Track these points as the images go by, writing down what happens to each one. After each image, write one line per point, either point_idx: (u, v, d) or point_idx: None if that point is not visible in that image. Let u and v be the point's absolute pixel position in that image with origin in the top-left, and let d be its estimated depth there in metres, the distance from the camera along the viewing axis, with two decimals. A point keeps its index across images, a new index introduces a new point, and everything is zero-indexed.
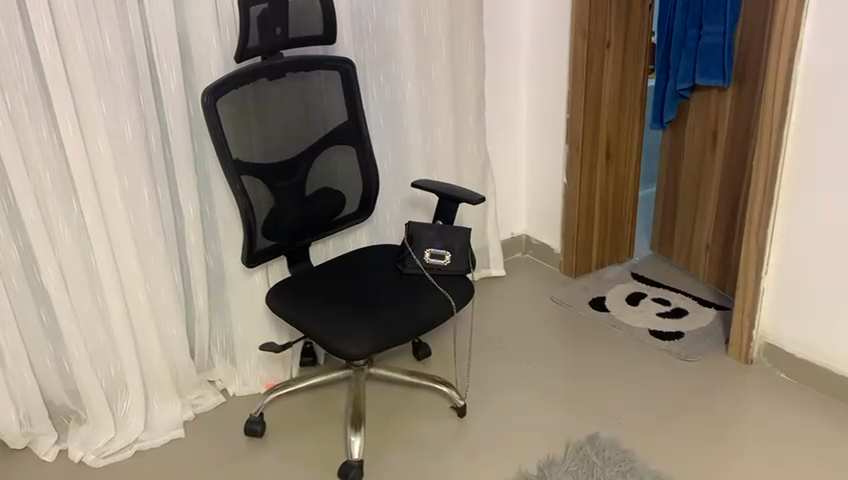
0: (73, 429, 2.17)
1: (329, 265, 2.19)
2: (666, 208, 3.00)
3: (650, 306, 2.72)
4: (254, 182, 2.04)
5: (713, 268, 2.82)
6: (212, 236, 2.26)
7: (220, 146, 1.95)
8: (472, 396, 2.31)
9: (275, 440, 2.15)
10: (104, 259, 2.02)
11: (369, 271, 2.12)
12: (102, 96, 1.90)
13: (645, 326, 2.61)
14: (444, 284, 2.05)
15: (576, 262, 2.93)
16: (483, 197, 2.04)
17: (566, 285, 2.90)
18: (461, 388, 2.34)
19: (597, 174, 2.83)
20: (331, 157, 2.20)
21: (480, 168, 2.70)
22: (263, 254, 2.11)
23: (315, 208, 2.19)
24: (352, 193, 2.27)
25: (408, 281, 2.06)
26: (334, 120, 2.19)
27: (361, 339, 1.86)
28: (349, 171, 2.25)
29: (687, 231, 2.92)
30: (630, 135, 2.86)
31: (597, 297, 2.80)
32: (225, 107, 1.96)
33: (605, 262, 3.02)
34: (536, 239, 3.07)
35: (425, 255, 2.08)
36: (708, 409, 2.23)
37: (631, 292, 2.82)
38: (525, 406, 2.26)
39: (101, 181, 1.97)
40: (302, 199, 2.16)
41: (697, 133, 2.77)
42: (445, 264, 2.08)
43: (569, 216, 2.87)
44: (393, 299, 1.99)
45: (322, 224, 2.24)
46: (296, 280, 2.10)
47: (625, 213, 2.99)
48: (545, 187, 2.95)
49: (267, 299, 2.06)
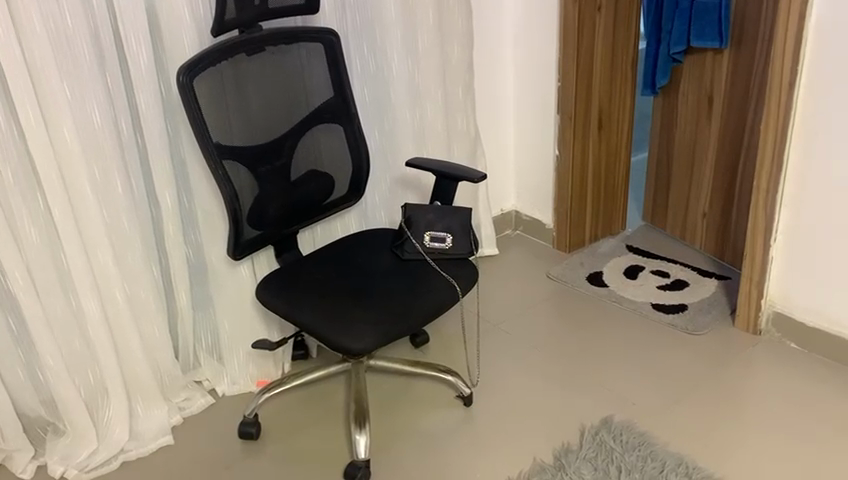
0: (50, 442, 2.00)
1: (321, 254, 2.04)
2: (659, 177, 2.91)
3: (649, 279, 2.64)
4: (237, 167, 1.88)
5: (710, 237, 2.75)
6: (192, 227, 2.10)
7: (200, 129, 1.79)
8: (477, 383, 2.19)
9: (272, 442, 2.02)
10: (75, 257, 1.85)
11: (364, 259, 1.99)
12: (64, 78, 1.72)
13: (647, 300, 2.52)
14: (448, 269, 1.93)
15: (570, 237, 2.83)
16: (485, 175, 1.91)
17: (560, 261, 2.80)
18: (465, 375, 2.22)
19: (589, 144, 2.72)
20: (318, 136, 2.05)
21: (470, 143, 2.57)
22: (249, 245, 1.96)
23: (303, 193, 2.05)
24: (341, 175, 2.13)
25: (408, 267, 1.94)
26: (319, 97, 2.03)
27: (365, 332, 1.72)
28: (337, 152, 2.10)
29: (682, 200, 2.84)
30: (621, 103, 2.75)
31: (594, 273, 2.70)
32: (201, 87, 1.79)
33: (598, 235, 2.93)
34: (527, 215, 2.96)
35: (425, 239, 1.95)
36: (721, 384, 2.15)
37: (629, 265, 2.73)
38: (533, 390, 2.15)
39: (69, 173, 1.79)
40: (288, 184, 2.01)
41: (691, 98, 2.67)
42: (447, 247, 1.95)
43: (562, 189, 2.76)
44: (394, 287, 1.87)
45: (310, 209, 2.10)
46: (286, 272, 1.96)
47: (616, 185, 2.89)
48: (536, 161, 2.83)
49: (256, 293, 1.91)
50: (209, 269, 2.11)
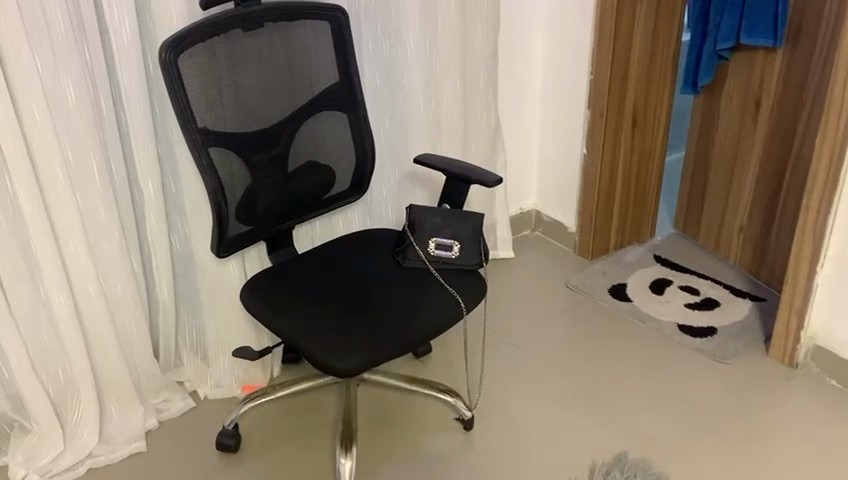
0: (15, 441, 1.85)
1: (316, 255, 1.86)
2: (694, 183, 2.68)
3: (677, 295, 2.42)
4: (226, 156, 1.70)
5: (746, 252, 2.52)
6: (177, 216, 1.93)
7: (183, 113, 1.60)
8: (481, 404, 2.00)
9: (251, 457, 1.85)
10: (44, 247, 1.68)
11: (361, 264, 1.80)
12: (35, 49, 1.55)
13: (673, 319, 2.31)
14: (453, 281, 1.73)
15: (593, 243, 2.62)
16: (500, 179, 1.71)
17: (581, 268, 2.59)
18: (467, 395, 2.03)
19: (620, 144, 2.50)
20: (319, 125, 1.86)
21: (490, 139, 2.36)
22: (236, 241, 1.78)
23: (299, 186, 1.86)
24: (343, 167, 1.93)
25: (409, 276, 1.75)
26: (323, 81, 1.84)
27: (354, 351, 1.54)
28: (340, 142, 1.90)
29: (717, 210, 2.61)
30: (658, 100, 2.52)
31: (616, 285, 2.50)
32: (187, 66, 1.60)
33: (624, 242, 2.71)
34: (548, 216, 2.75)
35: (429, 246, 1.76)
36: (750, 423, 1.94)
37: (655, 278, 2.51)
38: (541, 416, 1.96)
39: (39, 154, 1.62)
40: (284, 175, 1.82)
41: (736, 100, 2.43)
42: (454, 257, 1.75)
43: (588, 191, 2.55)
44: (392, 301, 1.68)
45: (307, 203, 1.91)
46: (276, 274, 1.79)
47: (648, 189, 2.67)
48: (561, 159, 2.62)
49: (241, 297, 1.74)
50: (195, 263, 1.94)
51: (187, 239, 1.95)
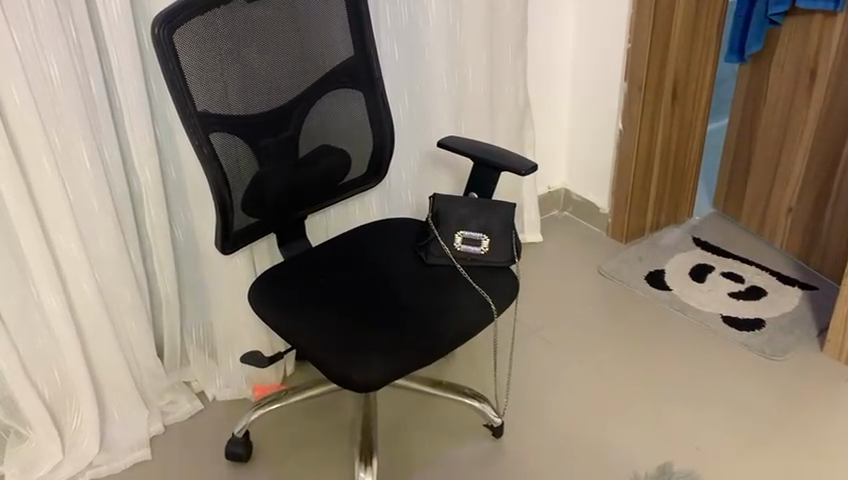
0: (11, 449, 1.71)
1: (330, 249, 1.70)
2: (737, 158, 2.48)
3: (719, 283, 2.25)
4: (230, 143, 1.53)
5: (795, 236, 2.33)
6: (179, 204, 1.77)
7: (181, 95, 1.43)
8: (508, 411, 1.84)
9: (264, 466, 1.71)
10: (33, 243, 1.53)
11: (380, 260, 1.64)
12: (14, 25, 1.37)
13: (716, 311, 2.14)
14: (482, 280, 1.57)
15: (628, 226, 2.44)
16: (535, 166, 1.54)
17: (614, 253, 2.42)
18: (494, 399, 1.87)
19: (659, 119, 2.31)
20: (333, 105, 1.68)
21: (518, 116, 2.17)
22: (243, 235, 1.62)
23: (310, 173, 1.70)
24: (359, 151, 1.76)
25: (433, 276, 1.58)
26: (337, 56, 1.65)
27: (372, 364, 1.39)
28: (355, 124, 1.73)
29: (763, 189, 2.41)
30: (701, 70, 2.31)
31: (654, 271, 2.32)
32: (184, 44, 1.42)
33: (660, 223, 2.53)
34: (578, 195, 2.57)
35: (456, 240, 1.59)
36: (805, 429, 1.78)
37: (695, 265, 2.34)
38: (576, 422, 1.81)
39: (22, 142, 1.46)
40: (294, 161, 1.66)
41: (787, 71, 2.22)
42: (484, 253, 1.59)
43: (623, 169, 2.36)
44: (415, 304, 1.52)
45: (320, 191, 1.74)
46: (286, 272, 1.63)
47: (687, 166, 2.47)
48: (594, 135, 2.42)
49: (250, 298, 1.59)
50: (200, 256, 1.79)
51: (191, 229, 1.79)
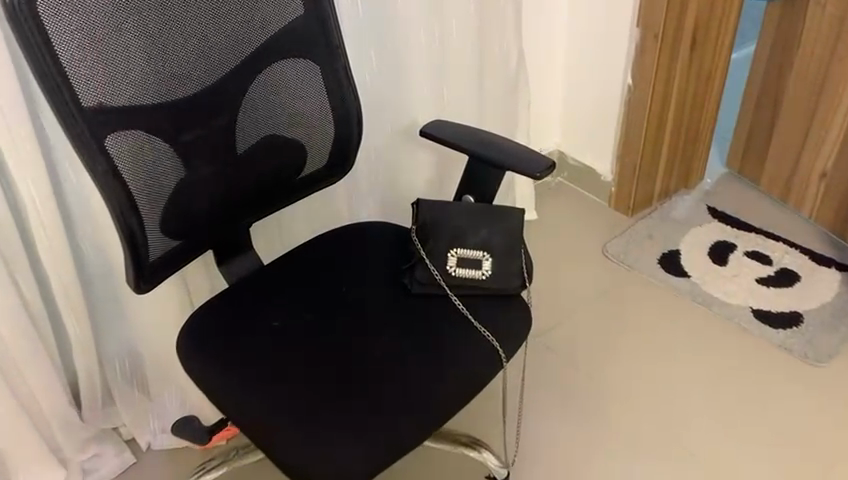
0: None
1: (282, 272, 1.31)
2: (758, 114, 2.13)
3: (744, 266, 1.93)
4: (134, 148, 1.11)
5: (828, 205, 2.01)
6: (81, 214, 1.36)
7: (53, 87, 0.99)
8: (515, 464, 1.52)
9: None
10: None
11: (349, 289, 1.26)
12: None
13: (744, 303, 1.83)
14: (483, 315, 1.21)
15: (635, 196, 2.09)
16: (553, 166, 1.17)
17: (621, 230, 2.07)
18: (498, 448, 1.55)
19: (676, 71, 1.92)
20: (278, 83, 1.26)
21: (510, 77, 1.78)
22: (164, 265, 1.21)
23: (252, 173, 1.29)
24: (316, 140, 1.35)
25: (421, 312, 1.21)
26: (280, 15, 1.22)
27: (348, 455, 1.04)
28: (309, 106, 1.31)
29: (790, 149, 2.07)
30: (725, 11, 1.92)
31: (668, 253, 1.99)
32: (56, 17, 0.97)
33: (670, 190, 2.18)
34: (575, 159, 2.19)
35: (449, 260, 1.22)
36: None
37: (715, 243, 2.01)
38: (597, 463, 1.51)
39: None
40: (230, 160, 1.25)
41: (831, 11, 1.84)
42: (486, 277, 1.22)
43: (633, 134, 1.99)
44: (397, 356, 1.16)
45: (266, 193, 1.34)
46: (227, 311, 1.24)
47: (703, 123, 2.11)
48: (596, 89, 2.03)
49: (180, 351, 1.19)
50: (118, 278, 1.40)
51: (99, 244, 1.38)
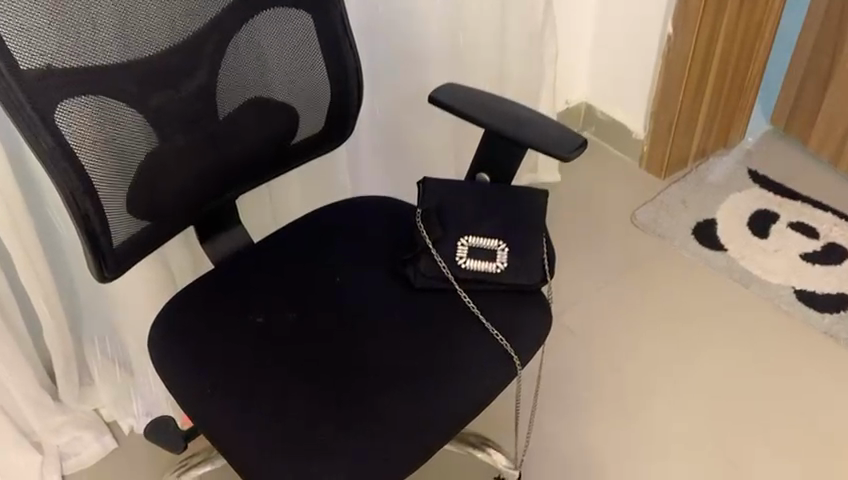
0: None
1: (269, 256, 1.16)
2: (812, 68, 1.91)
3: (788, 240, 1.76)
4: (87, 116, 0.94)
5: None
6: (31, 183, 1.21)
7: None
8: (526, 460, 1.40)
9: None
10: None
11: (344, 279, 1.11)
12: None
13: (786, 283, 1.67)
14: (496, 313, 1.06)
15: (669, 157, 1.90)
16: (583, 145, 1.00)
17: (652, 194, 1.89)
18: (509, 443, 1.43)
19: (724, 19, 1.70)
20: (265, 38, 1.09)
21: (535, 25, 1.56)
22: (133, 249, 1.05)
23: (236, 141, 1.13)
24: (312, 103, 1.18)
25: (425, 309, 1.07)
26: None
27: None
28: (301, 65, 1.14)
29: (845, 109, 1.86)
30: None
31: (704, 222, 1.81)
32: None
33: (708, 150, 1.98)
34: (604, 113, 1.99)
35: (460, 249, 1.06)
36: None
37: (757, 212, 1.83)
38: (616, 466, 1.40)
39: None
40: (211, 128, 1.09)
41: None
42: (502, 270, 1.06)
43: (669, 92, 1.79)
44: (396, 361, 1.01)
45: (255, 164, 1.18)
46: (205, 301, 1.09)
47: (749, 76, 1.90)
48: (632, 37, 1.82)
49: (151, 346, 1.05)
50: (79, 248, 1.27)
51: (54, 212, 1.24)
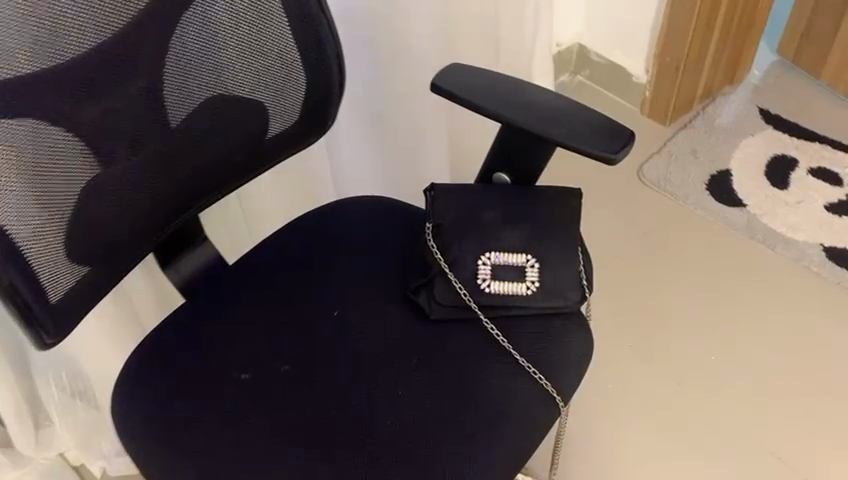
0: None
1: (248, 291, 0.98)
2: None
3: (809, 191, 1.62)
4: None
5: None
6: None
7: None
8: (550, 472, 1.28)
9: None
10: None
11: (342, 312, 0.94)
12: None
13: (812, 240, 1.54)
14: (529, 343, 0.89)
15: (674, 104, 1.71)
16: (630, 142, 0.81)
17: (658, 146, 1.72)
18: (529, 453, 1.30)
19: None
20: (221, 23, 0.85)
21: None
22: (78, 302, 0.85)
23: (191, 152, 0.91)
24: (284, 98, 0.96)
25: (443, 345, 0.89)
26: None
27: None
28: (267, 53, 0.90)
29: None
30: None
31: (717, 175, 1.66)
32: None
33: (714, 89, 1.80)
34: (598, 55, 1.79)
35: (481, 269, 0.88)
36: None
37: (773, 159, 1.68)
38: (653, 467, 1.28)
39: None
40: (161, 141, 0.87)
41: None
42: (531, 291, 0.88)
43: (675, 35, 1.60)
44: (415, 413, 0.84)
45: (221, 176, 0.97)
46: (174, 359, 0.91)
47: (760, 5, 1.70)
48: None
49: (116, 425, 0.87)
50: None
51: None
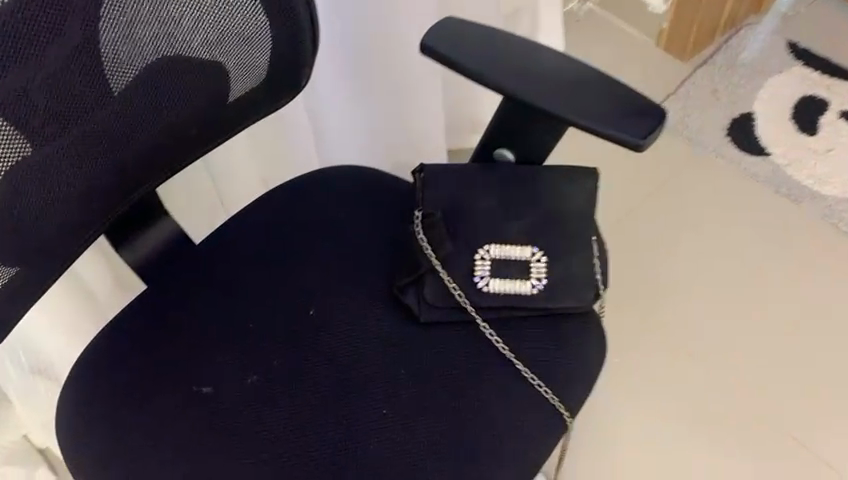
0: None
1: (210, 285, 0.85)
2: None
3: (840, 138, 1.48)
4: None
5: None
6: None
7: None
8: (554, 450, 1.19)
9: None
10: None
11: (319, 312, 0.82)
12: None
13: (841, 194, 1.42)
14: (534, 349, 0.78)
15: (696, 37, 1.54)
16: (659, 123, 0.67)
17: (676, 84, 1.56)
18: None
19: None
20: None
21: None
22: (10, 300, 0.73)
23: (134, 125, 0.76)
24: (248, 57, 0.80)
25: (437, 351, 0.78)
26: None
27: None
28: (223, 7, 0.74)
29: None
30: None
31: (741, 118, 1.51)
32: None
33: (739, 20, 1.63)
34: None
35: (478, 265, 0.77)
36: None
37: (802, 101, 1.53)
38: (661, 447, 1.19)
39: None
40: (99, 111, 0.72)
41: None
42: (537, 292, 0.76)
43: None
44: (401, 434, 0.73)
45: (175, 146, 0.83)
46: (128, 365, 0.80)
47: None
48: None
49: (62, 452, 0.78)
50: None
51: None
